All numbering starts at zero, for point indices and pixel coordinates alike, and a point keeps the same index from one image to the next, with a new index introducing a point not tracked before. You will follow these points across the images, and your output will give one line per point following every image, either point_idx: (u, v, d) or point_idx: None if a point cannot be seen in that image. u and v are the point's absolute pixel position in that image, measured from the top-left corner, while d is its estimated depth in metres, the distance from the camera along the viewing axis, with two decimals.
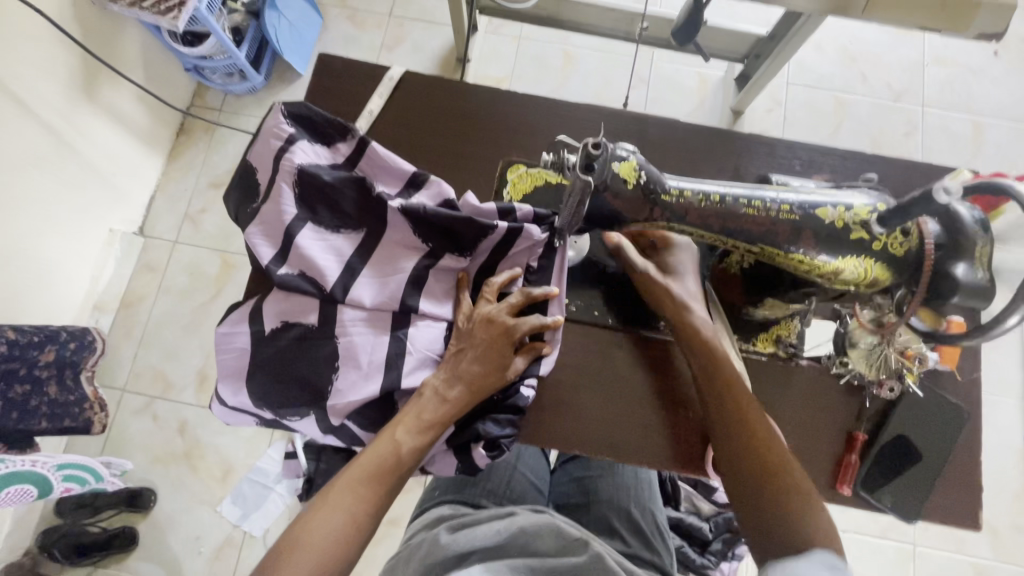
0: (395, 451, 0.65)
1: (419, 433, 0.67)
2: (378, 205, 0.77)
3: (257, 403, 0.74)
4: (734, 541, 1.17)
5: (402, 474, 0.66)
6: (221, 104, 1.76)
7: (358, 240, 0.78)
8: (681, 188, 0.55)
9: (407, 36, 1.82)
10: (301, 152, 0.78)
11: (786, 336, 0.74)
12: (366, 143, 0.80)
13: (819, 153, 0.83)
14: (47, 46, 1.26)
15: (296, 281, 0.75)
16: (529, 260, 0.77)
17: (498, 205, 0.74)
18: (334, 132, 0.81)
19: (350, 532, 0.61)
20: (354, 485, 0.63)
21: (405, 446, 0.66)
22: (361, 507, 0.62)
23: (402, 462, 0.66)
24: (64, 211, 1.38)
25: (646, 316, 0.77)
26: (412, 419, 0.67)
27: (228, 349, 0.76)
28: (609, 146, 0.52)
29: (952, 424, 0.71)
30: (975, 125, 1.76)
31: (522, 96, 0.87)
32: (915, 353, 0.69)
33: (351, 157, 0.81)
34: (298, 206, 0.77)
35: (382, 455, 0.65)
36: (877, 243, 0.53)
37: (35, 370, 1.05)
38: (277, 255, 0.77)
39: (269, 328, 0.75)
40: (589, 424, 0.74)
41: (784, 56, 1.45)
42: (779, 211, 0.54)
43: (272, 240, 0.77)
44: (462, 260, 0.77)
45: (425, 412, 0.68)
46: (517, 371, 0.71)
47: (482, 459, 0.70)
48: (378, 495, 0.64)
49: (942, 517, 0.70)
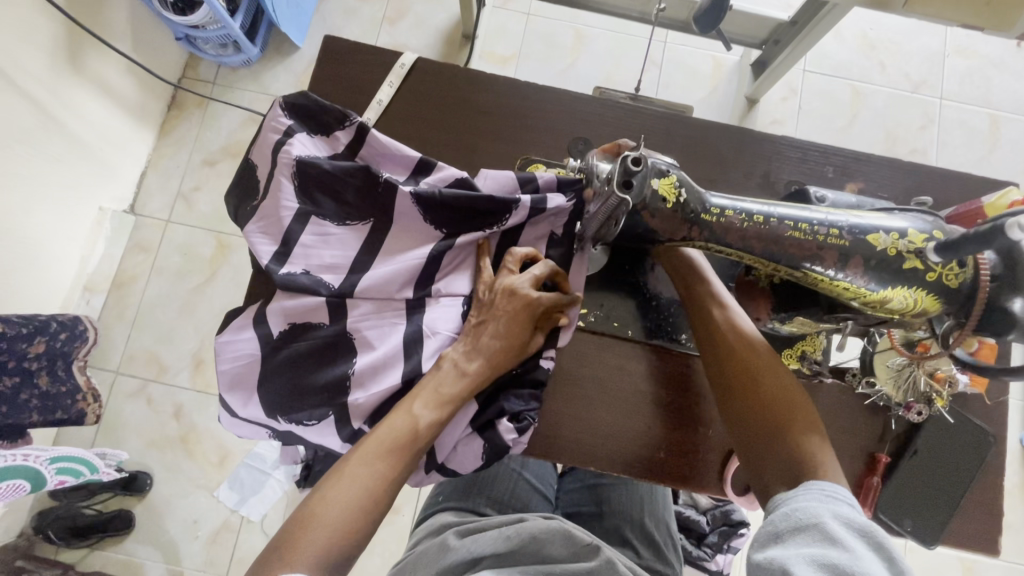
0: (412, 427, 0.61)
1: (437, 407, 0.63)
2: (386, 191, 0.72)
3: (269, 410, 0.70)
4: (731, 535, 1.15)
5: (419, 451, 0.62)
6: (214, 76, 1.67)
7: (364, 231, 0.74)
8: (723, 207, 0.52)
9: (410, 9, 1.73)
10: (302, 144, 0.73)
11: (812, 353, 0.71)
12: (367, 129, 0.74)
13: (851, 158, 0.79)
14: (27, 12, 1.18)
15: (301, 279, 0.71)
16: (553, 227, 0.73)
17: (517, 175, 0.73)
18: (333, 120, 0.75)
19: (368, 505, 0.57)
20: (371, 459, 0.59)
21: (422, 422, 0.62)
22: (377, 482, 0.58)
23: (421, 436, 0.62)
24: (50, 189, 1.32)
25: (668, 326, 0.73)
26: (431, 393, 0.64)
27: (230, 347, 0.72)
28: (648, 160, 0.50)
29: (977, 448, 0.69)
30: (992, 119, 1.71)
31: (542, 88, 0.82)
32: (945, 377, 0.67)
33: (350, 146, 0.75)
34: (298, 200, 0.73)
35: (400, 429, 0.61)
36: (932, 274, 0.49)
37: (25, 362, 1.00)
38: (277, 255, 0.72)
39: (276, 330, 0.72)
40: (598, 441, 0.71)
41: (805, 45, 1.38)
42: (826, 235, 0.50)
43: (274, 237, 0.73)
44: (483, 232, 0.72)
45: (443, 387, 0.64)
46: (536, 346, 0.68)
47: (509, 435, 0.67)
48: (393, 472, 0.59)
49: (961, 540, 0.69)
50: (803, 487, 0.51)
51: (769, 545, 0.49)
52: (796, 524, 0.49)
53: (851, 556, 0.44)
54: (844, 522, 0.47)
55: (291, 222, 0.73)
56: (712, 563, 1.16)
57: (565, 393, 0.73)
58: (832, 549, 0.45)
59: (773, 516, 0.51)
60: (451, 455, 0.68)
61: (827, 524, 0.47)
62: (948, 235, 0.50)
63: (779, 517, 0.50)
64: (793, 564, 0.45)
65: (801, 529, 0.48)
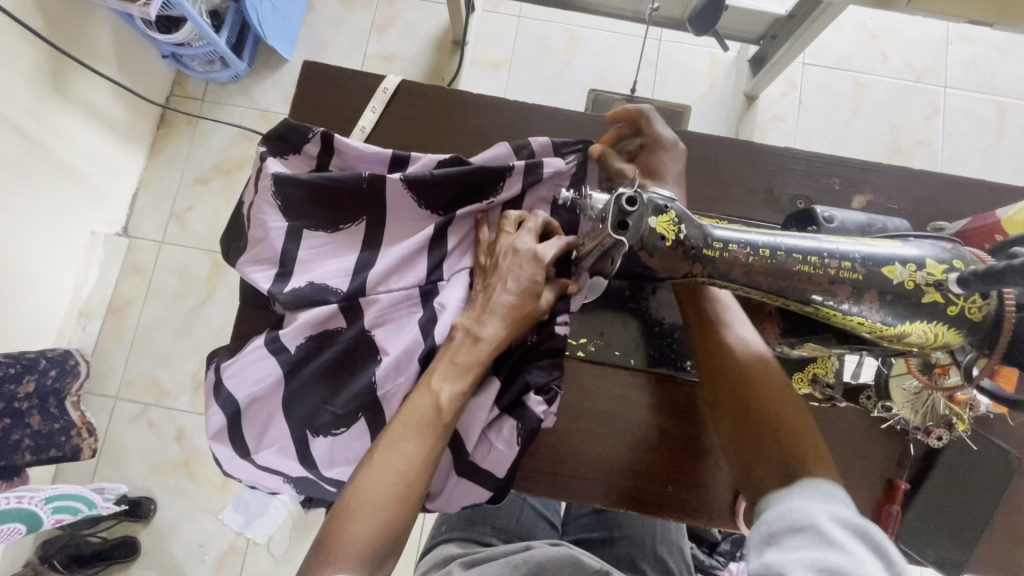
0: (435, 403, 0.56)
1: (457, 378, 0.58)
2: (372, 187, 0.70)
3: (285, 446, 0.67)
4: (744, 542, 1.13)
5: (448, 428, 0.57)
6: (203, 93, 1.65)
7: (360, 230, 0.71)
8: (726, 241, 0.48)
9: (398, 16, 1.69)
10: (276, 163, 0.71)
11: (823, 375, 0.69)
12: (331, 136, 0.71)
13: (860, 166, 0.75)
14: (2, 39, 1.14)
15: (309, 292, 0.68)
16: (556, 192, 0.71)
17: (509, 145, 0.72)
18: (297, 136, 0.72)
19: (406, 488, 0.53)
20: (398, 441, 0.54)
21: (444, 396, 0.57)
22: (410, 467, 0.54)
23: (446, 413, 0.56)
24: (37, 217, 1.29)
25: (670, 355, 0.70)
26: (446, 365, 0.59)
27: (234, 376, 0.68)
28: (644, 196, 0.46)
29: (1003, 472, 0.66)
30: (999, 107, 1.67)
31: (532, 106, 0.79)
32: (965, 400, 0.64)
33: (322, 157, 0.72)
34: (286, 218, 0.70)
35: (421, 409, 0.56)
36: (954, 308, 0.45)
37: (15, 403, 0.97)
38: (279, 275, 0.70)
39: (293, 345, 0.68)
40: (595, 457, 0.69)
41: (805, 40, 1.35)
42: (839, 270, 0.47)
43: (270, 265, 0.70)
44: (482, 204, 0.70)
45: (458, 356, 0.59)
46: (549, 300, 0.63)
47: (539, 408, 0.64)
48: (426, 451, 0.55)
49: (989, 566, 0.65)
50: (799, 487, 0.48)
51: (766, 549, 0.45)
52: (792, 525, 0.45)
53: (851, 559, 0.40)
54: (841, 522, 0.43)
55: (282, 246, 0.70)
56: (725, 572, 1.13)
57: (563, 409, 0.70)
58: (830, 552, 0.41)
59: (768, 516, 0.47)
60: (480, 445, 0.64)
61: (823, 525, 0.43)
62: (970, 264, 0.47)
63: (773, 518, 0.46)
64: (791, 571, 0.41)
65: (797, 531, 0.44)
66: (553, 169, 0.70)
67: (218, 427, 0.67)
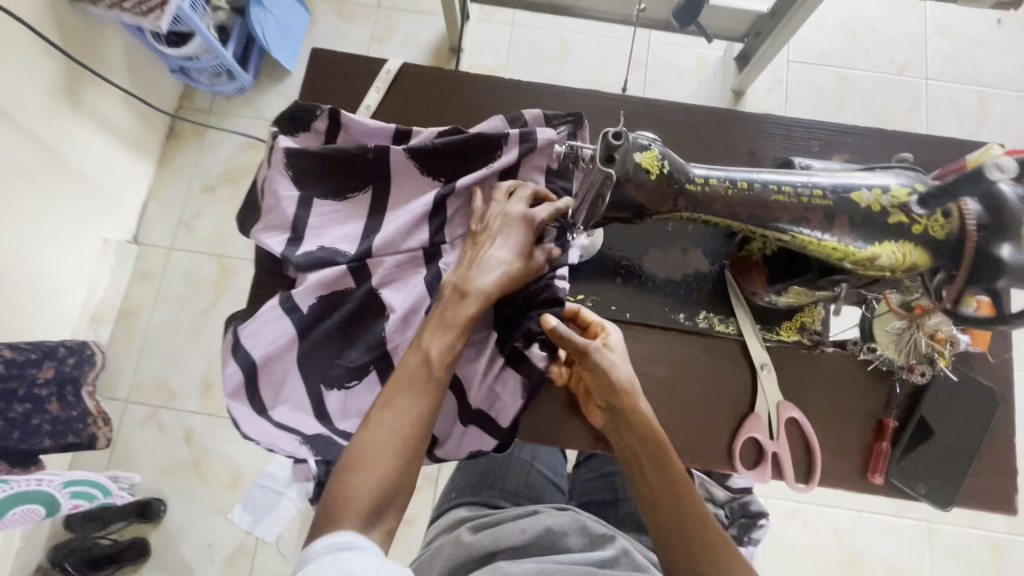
0: (425, 360, 0.60)
1: (445, 335, 0.61)
2: (377, 158, 0.74)
3: (299, 404, 0.72)
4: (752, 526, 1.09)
5: (440, 382, 0.61)
6: (210, 105, 1.71)
7: (367, 198, 0.76)
8: (706, 177, 0.52)
9: (397, 27, 1.77)
10: (286, 139, 0.76)
11: (811, 323, 0.73)
12: (338, 112, 0.76)
13: (834, 131, 0.80)
14: (23, 52, 1.20)
15: (320, 256, 0.73)
16: (550, 161, 0.75)
17: (503, 116, 0.76)
18: (305, 113, 0.77)
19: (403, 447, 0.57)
20: (396, 396, 0.59)
21: (434, 353, 0.61)
22: (407, 419, 0.58)
23: (436, 369, 0.60)
24: (51, 222, 1.33)
25: (664, 308, 0.74)
26: (437, 323, 0.62)
27: (250, 338, 0.73)
28: (630, 135, 0.51)
29: (986, 407, 0.69)
30: (979, 96, 1.73)
31: (526, 85, 0.84)
32: (945, 336, 0.67)
33: (329, 132, 0.77)
34: (296, 187, 0.75)
35: (414, 366, 0.60)
36: (917, 227, 0.50)
37: (35, 388, 1.00)
38: (291, 240, 0.74)
39: (305, 306, 0.73)
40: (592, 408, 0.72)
41: (787, 33, 1.41)
42: (812, 197, 0.51)
43: (281, 229, 0.74)
44: (480, 171, 0.73)
45: (449, 313, 0.62)
46: (542, 259, 0.67)
47: (542, 361, 0.70)
48: (422, 404, 0.59)
49: (979, 499, 0.68)
50: None
51: None
52: None
53: None
54: None
55: (293, 214, 0.74)
56: None
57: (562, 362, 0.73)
58: None
59: None
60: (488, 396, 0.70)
61: None
62: (929, 186, 0.52)
63: None
64: None
65: None
66: (545, 138, 0.73)
67: (235, 385, 0.72)
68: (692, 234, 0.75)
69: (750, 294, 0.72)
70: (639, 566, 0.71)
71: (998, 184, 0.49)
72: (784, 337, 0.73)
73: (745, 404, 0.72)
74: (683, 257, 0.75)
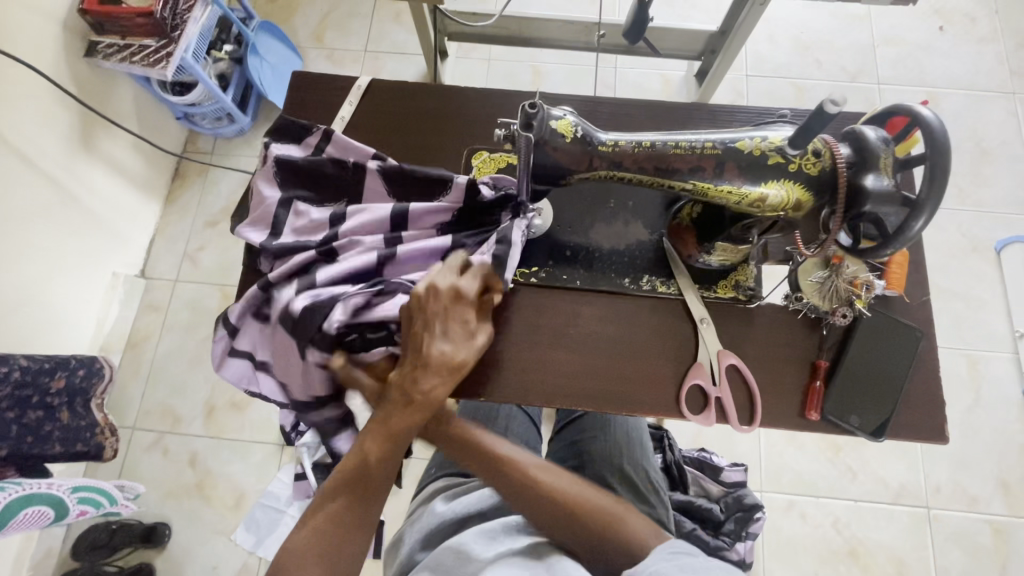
0: (364, 463, 0.68)
1: (384, 441, 0.69)
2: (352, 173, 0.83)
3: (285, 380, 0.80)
4: (746, 520, 1.20)
5: (377, 479, 0.68)
6: (212, 147, 1.85)
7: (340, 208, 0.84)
8: (615, 140, 0.62)
9: (383, 68, 1.93)
10: (277, 149, 0.86)
11: (744, 281, 0.80)
12: (329, 130, 0.86)
13: (758, 114, 0.87)
14: (42, 103, 1.34)
15: (292, 245, 0.81)
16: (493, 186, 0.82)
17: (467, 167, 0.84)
18: (300, 129, 0.87)
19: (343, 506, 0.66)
20: (335, 496, 0.67)
21: (371, 458, 0.68)
22: (346, 515, 0.66)
23: (372, 470, 0.68)
24: (64, 257, 1.44)
25: (611, 276, 0.82)
26: (378, 427, 0.69)
27: (238, 322, 0.81)
28: (546, 106, 0.60)
29: (908, 343, 0.75)
30: (930, 96, 1.85)
31: (482, 91, 0.94)
32: (861, 281, 0.74)
33: (317, 145, 0.86)
34: (280, 191, 0.84)
35: (352, 465, 0.68)
36: (794, 166, 0.59)
37: (47, 397, 1.08)
38: (272, 235, 0.83)
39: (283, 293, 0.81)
40: (548, 370, 0.78)
41: (736, 46, 1.54)
42: (703, 149, 0.61)
43: (263, 224, 0.84)
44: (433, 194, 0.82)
45: (389, 419, 0.69)
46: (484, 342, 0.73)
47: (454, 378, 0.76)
48: (360, 498, 0.67)
49: (911, 432, 0.74)
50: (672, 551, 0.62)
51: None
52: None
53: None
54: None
55: (275, 212, 0.83)
56: (733, 551, 1.19)
57: (522, 328, 0.80)
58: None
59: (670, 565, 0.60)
60: None
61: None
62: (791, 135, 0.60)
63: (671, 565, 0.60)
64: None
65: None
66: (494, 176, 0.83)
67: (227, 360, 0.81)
68: (633, 209, 0.83)
69: (687, 258, 0.80)
70: None
71: (840, 112, 0.51)
72: (720, 294, 0.80)
73: (692, 353, 0.78)
74: (625, 229, 0.83)
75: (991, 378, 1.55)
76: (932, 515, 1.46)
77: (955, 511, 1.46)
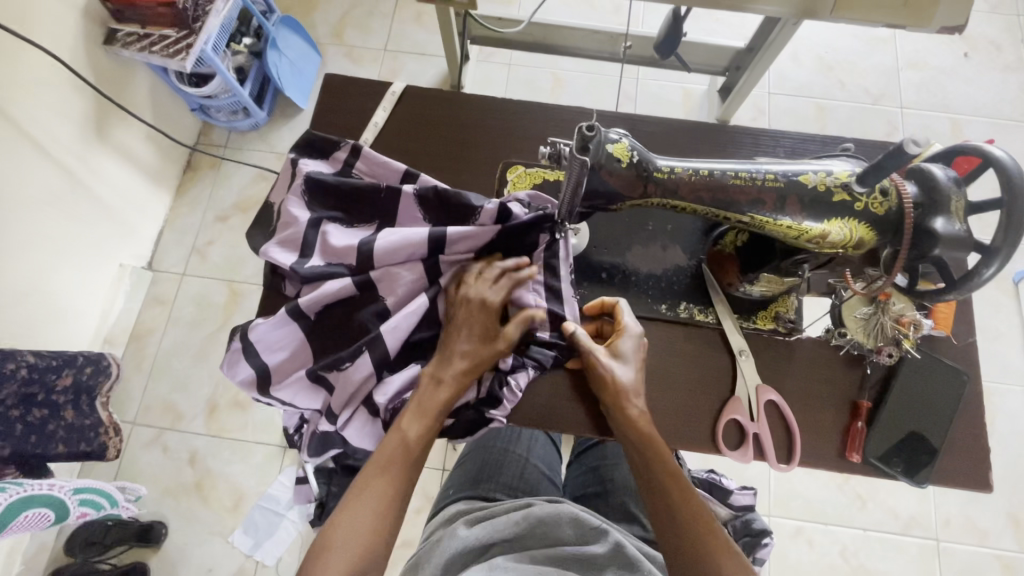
0: (402, 443, 0.69)
1: (420, 421, 0.70)
2: (387, 197, 0.80)
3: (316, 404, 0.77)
4: (756, 546, 1.03)
5: (413, 462, 0.70)
6: (226, 140, 1.82)
7: (370, 231, 0.80)
8: (671, 166, 0.61)
9: (402, 68, 1.90)
10: (308, 164, 0.82)
11: (785, 312, 0.77)
12: (360, 146, 0.83)
13: (800, 142, 0.85)
14: (59, 90, 1.31)
15: (325, 270, 0.77)
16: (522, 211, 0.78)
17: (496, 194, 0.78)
18: (329, 145, 0.84)
19: (374, 527, 0.66)
20: (373, 479, 0.68)
21: (410, 436, 0.70)
22: (379, 508, 0.67)
23: (410, 451, 0.69)
24: (73, 247, 1.41)
25: (647, 300, 0.79)
26: (414, 409, 0.71)
27: (258, 343, 0.76)
28: (602, 130, 0.58)
29: (955, 385, 0.73)
30: (954, 122, 1.83)
31: (516, 103, 0.92)
32: (909, 320, 0.72)
33: (349, 161, 0.83)
34: (310, 210, 0.81)
35: (391, 448, 0.69)
36: (860, 204, 0.58)
37: (52, 395, 1.05)
38: (299, 257, 0.79)
39: (310, 313, 0.77)
40: (572, 408, 0.78)
41: (762, 67, 1.51)
42: (764, 179, 0.60)
43: (291, 247, 0.80)
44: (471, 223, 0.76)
45: (424, 403, 0.71)
46: (510, 339, 0.73)
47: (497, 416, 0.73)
48: (397, 482, 0.68)
49: (951, 477, 0.72)
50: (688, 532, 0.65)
51: None
52: None
53: None
54: None
55: (307, 236, 0.79)
56: None
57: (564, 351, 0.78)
58: None
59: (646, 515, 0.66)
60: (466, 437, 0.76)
61: None
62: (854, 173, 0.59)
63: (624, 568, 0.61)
64: None
65: None
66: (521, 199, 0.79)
67: (249, 378, 0.76)
68: (672, 232, 0.81)
69: (728, 287, 0.77)
70: (631, 560, 0.74)
71: (919, 153, 0.50)
72: (760, 326, 0.77)
73: (731, 384, 0.76)
74: (663, 253, 0.80)
75: (1006, 412, 1.53)
76: (942, 548, 1.43)
77: (965, 545, 1.44)
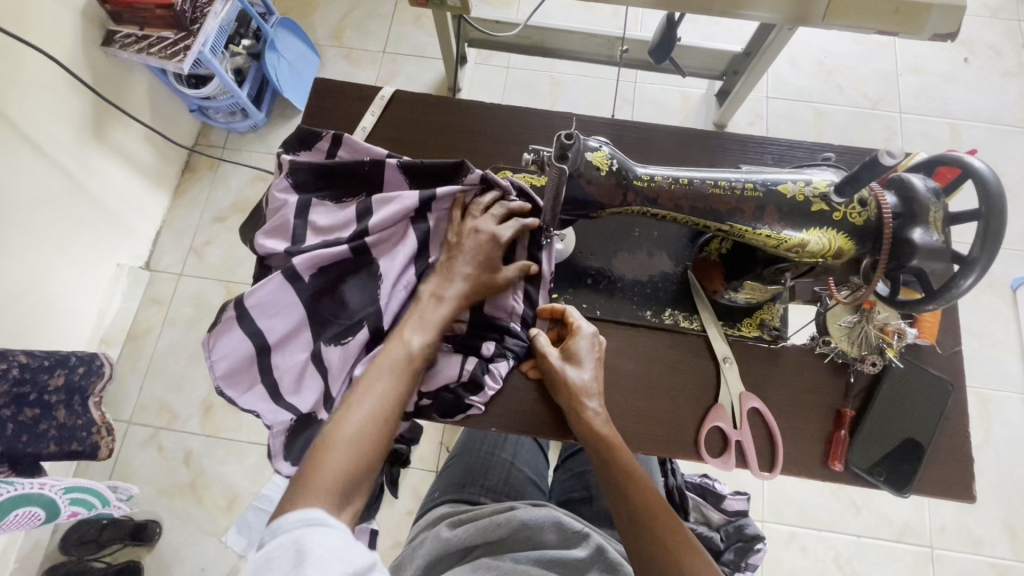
0: (407, 351, 0.69)
1: (425, 331, 0.71)
2: (372, 170, 0.80)
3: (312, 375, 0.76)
4: (748, 551, 1.00)
5: (415, 370, 0.69)
6: (224, 141, 1.82)
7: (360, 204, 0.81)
8: (651, 175, 0.62)
9: (401, 70, 1.91)
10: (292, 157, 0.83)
11: (770, 320, 0.78)
12: (340, 134, 0.83)
13: (788, 148, 0.85)
14: (57, 91, 1.32)
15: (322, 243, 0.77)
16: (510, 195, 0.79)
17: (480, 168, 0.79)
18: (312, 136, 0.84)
19: (379, 429, 0.63)
20: (374, 381, 0.66)
21: (414, 344, 0.70)
22: (378, 414, 0.64)
23: (415, 358, 0.69)
24: (70, 247, 1.42)
25: (633, 307, 0.79)
26: (416, 321, 0.72)
27: (255, 309, 0.75)
28: (581, 138, 0.59)
29: (939, 394, 0.73)
30: (953, 128, 1.82)
31: (505, 107, 0.92)
32: (893, 329, 0.72)
33: (331, 150, 0.83)
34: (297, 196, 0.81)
35: (395, 354, 0.69)
36: (838, 214, 0.58)
37: (45, 395, 1.06)
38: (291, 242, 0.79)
39: (305, 275, 0.76)
40: (528, 412, 0.77)
41: (759, 71, 1.50)
42: (743, 189, 0.60)
43: (281, 234, 0.80)
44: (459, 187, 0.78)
45: (426, 314, 0.72)
46: (508, 277, 0.75)
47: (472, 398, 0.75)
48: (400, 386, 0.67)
49: (935, 486, 0.72)
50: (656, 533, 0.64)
51: None
52: None
53: None
54: None
55: (296, 227, 0.80)
56: None
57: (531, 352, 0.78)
58: None
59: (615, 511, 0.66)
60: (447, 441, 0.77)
61: None
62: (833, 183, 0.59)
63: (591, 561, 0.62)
64: None
65: None
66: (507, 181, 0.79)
67: (246, 352, 0.75)
68: (657, 239, 0.81)
69: (713, 293, 0.77)
70: (613, 564, 0.75)
71: (894, 164, 0.50)
72: (745, 333, 0.78)
73: (715, 390, 0.76)
74: (649, 260, 0.80)
75: (1004, 420, 1.52)
76: (936, 555, 1.43)
77: (960, 552, 1.43)
